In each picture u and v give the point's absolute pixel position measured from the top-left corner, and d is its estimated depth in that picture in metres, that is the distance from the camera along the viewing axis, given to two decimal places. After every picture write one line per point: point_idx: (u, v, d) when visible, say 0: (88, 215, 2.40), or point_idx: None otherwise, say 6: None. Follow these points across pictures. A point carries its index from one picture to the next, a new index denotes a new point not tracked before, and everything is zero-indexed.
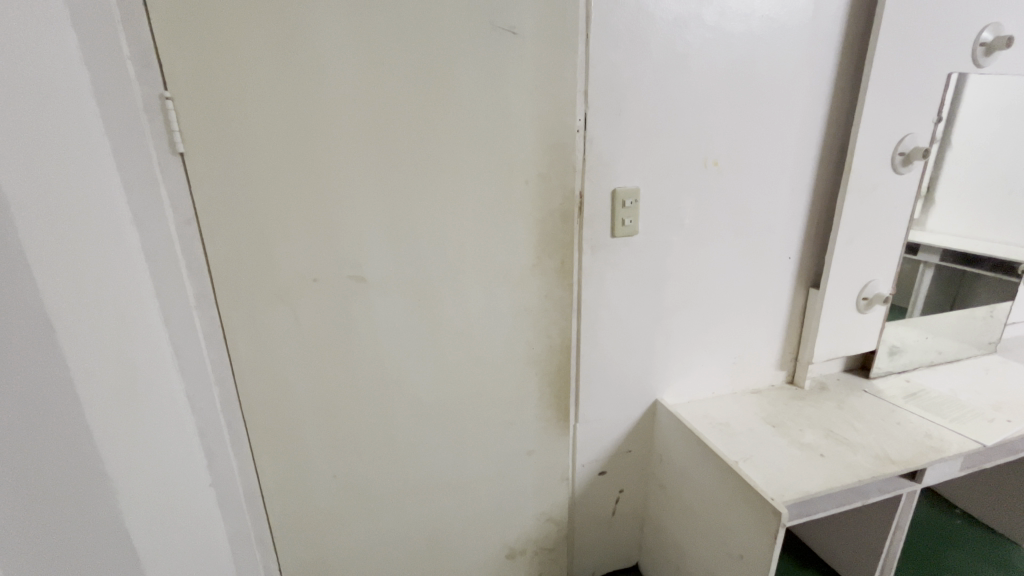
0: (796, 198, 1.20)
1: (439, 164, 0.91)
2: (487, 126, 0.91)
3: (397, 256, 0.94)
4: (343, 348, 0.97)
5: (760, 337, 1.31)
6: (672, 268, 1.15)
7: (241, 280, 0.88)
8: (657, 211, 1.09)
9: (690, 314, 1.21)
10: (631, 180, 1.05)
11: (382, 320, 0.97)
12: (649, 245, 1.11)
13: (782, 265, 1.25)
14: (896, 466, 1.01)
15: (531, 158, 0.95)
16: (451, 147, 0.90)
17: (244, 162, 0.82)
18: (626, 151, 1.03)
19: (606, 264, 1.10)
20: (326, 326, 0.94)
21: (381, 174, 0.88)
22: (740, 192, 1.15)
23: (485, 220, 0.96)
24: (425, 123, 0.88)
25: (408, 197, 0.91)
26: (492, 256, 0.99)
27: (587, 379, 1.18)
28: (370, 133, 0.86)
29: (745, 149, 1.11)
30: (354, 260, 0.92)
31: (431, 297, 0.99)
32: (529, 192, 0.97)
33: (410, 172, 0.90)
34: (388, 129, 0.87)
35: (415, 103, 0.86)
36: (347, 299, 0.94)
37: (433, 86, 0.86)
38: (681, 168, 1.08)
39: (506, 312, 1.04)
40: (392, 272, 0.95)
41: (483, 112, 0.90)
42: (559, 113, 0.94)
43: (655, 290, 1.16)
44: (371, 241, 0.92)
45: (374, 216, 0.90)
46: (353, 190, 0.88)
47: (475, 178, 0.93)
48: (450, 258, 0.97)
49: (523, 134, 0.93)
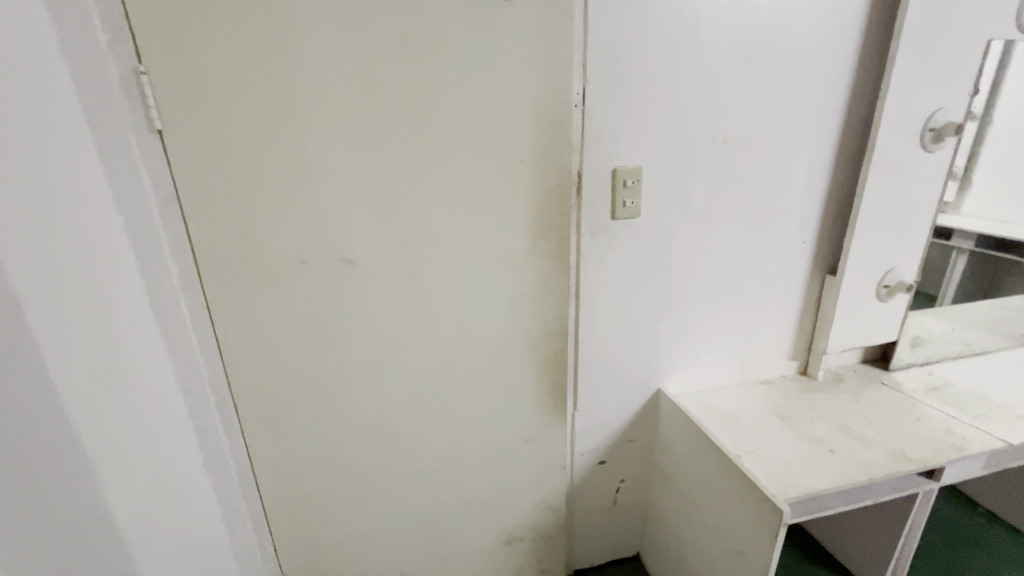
0: (813, 177, 1.12)
1: (429, 144, 0.87)
2: (479, 104, 0.87)
3: (387, 240, 0.91)
4: (331, 331, 0.95)
5: (771, 326, 1.23)
6: (676, 251, 1.09)
7: (226, 261, 0.86)
8: (661, 191, 1.03)
9: (694, 302, 1.16)
10: (634, 158, 0.99)
11: (372, 304, 0.95)
12: (653, 227, 1.05)
13: (797, 250, 1.17)
14: (912, 465, 0.95)
15: (524, 135, 0.90)
16: (442, 126, 0.86)
17: (225, 141, 0.79)
18: (628, 127, 0.97)
19: (607, 247, 1.04)
20: (314, 309, 0.92)
21: (369, 153, 0.85)
22: (753, 170, 1.07)
23: (478, 201, 0.93)
24: (415, 102, 0.84)
25: (398, 178, 0.88)
26: (484, 237, 0.95)
27: (585, 366, 1.14)
28: (356, 111, 0.82)
29: (758, 125, 1.04)
30: (342, 242, 0.89)
31: (422, 280, 0.96)
32: (524, 171, 0.93)
33: (399, 153, 0.86)
34: (376, 107, 0.83)
35: (403, 79, 0.82)
36: (335, 281, 0.92)
37: (422, 61, 0.82)
38: (688, 146, 1.02)
39: (496, 297, 1.00)
40: (380, 254, 0.92)
41: (473, 87, 0.85)
42: (555, 87, 0.89)
43: (658, 275, 1.11)
44: (360, 223, 0.89)
45: (365, 197, 0.88)
46: (341, 171, 0.85)
47: (467, 158, 0.89)
48: (442, 241, 0.94)
49: (517, 109, 0.88)
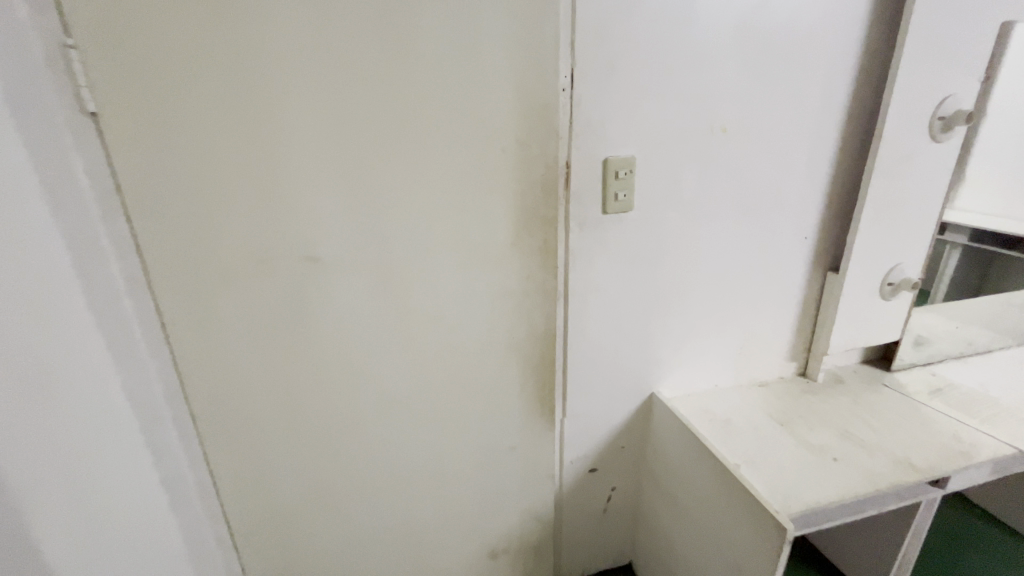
0: (816, 168, 1.05)
1: (403, 129, 0.79)
2: (457, 85, 0.79)
3: (356, 235, 0.83)
4: (296, 334, 0.87)
5: (770, 326, 1.16)
6: (671, 247, 1.02)
7: (175, 260, 0.78)
8: (656, 183, 0.95)
9: (689, 302, 1.09)
10: (627, 147, 0.91)
11: (340, 306, 0.87)
12: (646, 222, 0.97)
13: (798, 246, 1.10)
14: (920, 474, 0.90)
15: (506, 122, 0.83)
16: (417, 109, 0.79)
17: (170, 126, 0.71)
18: (619, 113, 0.88)
19: (597, 242, 0.96)
20: (277, 310, 0.85)
21: (334, 141, 0.77)
22: (752, 161, 1.00)
23: (457, 192, 0.85)
24: (387, 82, 0.76)
25: (368, 167, 0.80)
26: (464, 232, 0.88)
27: (575, 371, 1.07)
28: (321, 91, 0.74)
29: (758, 113, 0.97)
30: (306, 237, 0.81)
31: (395, 279, 0.88)
32: (509, 159, 0.85)
33: (369, 139, 0.79)
34: (343, 88, 0.75)
35: (373, 56, 0.75)
36: (300, 280, 0.84)
37: (395, 37, 0.75)
38: (684, 134, 0.93)
39: (477, 298, 0.93)
40: (350, 250, 0.84)
41: (451, 66, 0.78)
42: (539, 69, 0.81)
43: (652, 273, 1.03)
44: (327, 216, 0.81)
45: (333, 189, 0.80)
46: (304, 159, 0.77)
47: (444, 146, 0.82)
48: (417, 236, 0.86)
49: (497, 92, 0.81)
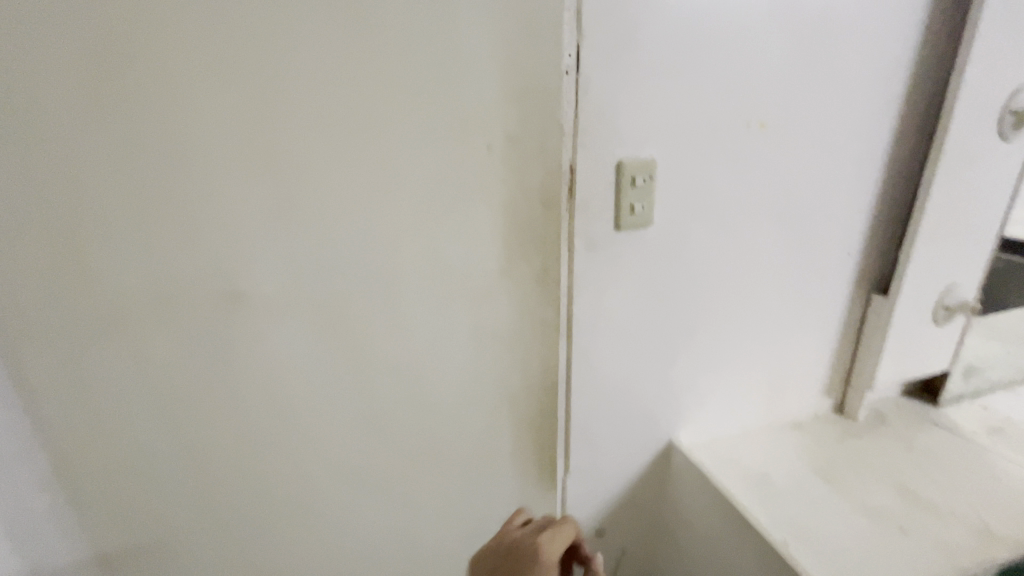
0: (866, 173, 0.88)
1: (360, 122, 0.58)
2: (434, 62, 0.58)
3: (298, 266, 0.61)
4: (218, 404, 0.63)
5: (804, 358, 0.99)
6: (694, 270, 0.84)
7: (29, 304, 0.53)
8: (680, 192, 0.76)
9: (712, 333, 0.91)
10: (647, 147, 0.72)
11: (280, 359, 0.64)
12: (666, 240, 0.79)
13: (840, 264, 0.93)
14: (1010, 550, 0.73)
15: (495, 112, 0.62)
16: (379, 93, 0.58)
17: (13, 108, 0.48)
18: (636, 104, 0.69)
19: (606, 267, 0.77)
20: (185, 373, 0.60)
21: (266, 134, 0.55)
22: (794, 164, 0.82)
23: (436, 206, 0.64)
24: (335, 56, 0.55)
25: (311, 173, 0.58)
26: (440, 257, 0.68)
27: (578, 421, 0.87)
28: (240, 66, 0.53)
29: (803, 104, 0.79)
30: (225, 271, 0.58)
31: (356, 321, 0.66)
32: (501, 161, 0.65)
33: (311, 135, 0.57)
34: (273, 62, 0.53)
35: (314, 18, 0.53)
36: (218, 330, 0.60)
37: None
38: (715, 132, 0.75)
39: (459, 343, 0.71)
40: (291, 286, 0.61)
41: (426, 36, 0.57)
42: (538, 42, 0.61)
43: (671, 301, 0.85)
44: (254, 242, 0.58)
45: (262, 203, 0.57)
46: (218, 161, 0.55)
47: (417, 144, 0.61)
48: (382, 265, 0.64)
49: (484, 72, 0.60)
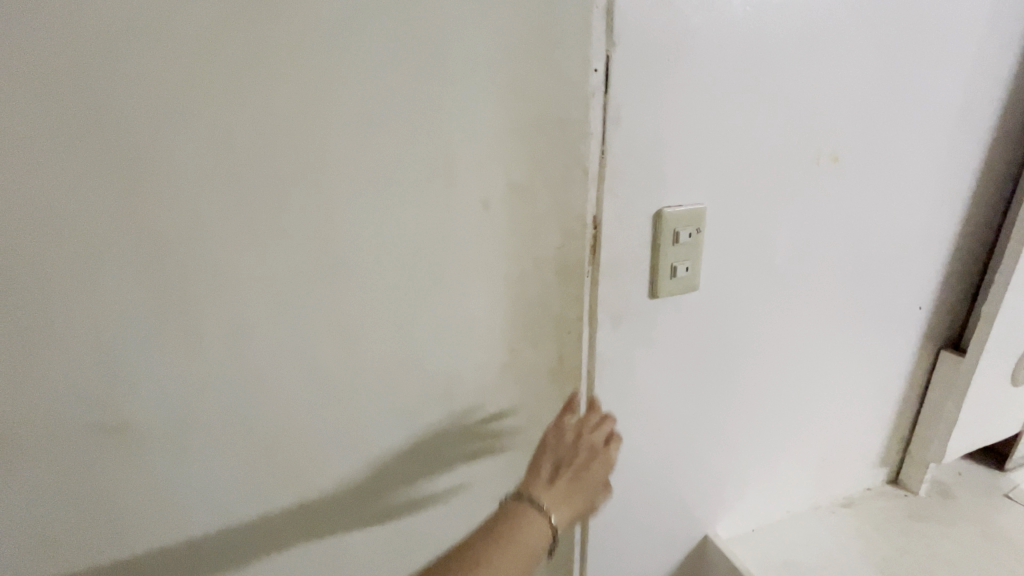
0: (947, 212, 0.72)
1: (280, 184, 0.42)
2: (382, 103, 0.43)
3: (200, 375, 0.45)
4: (105, 553, 0.48)
5: (860, 428, 0.83)
6: (743, 337, 0.67)
7: None
8: (731, 246, 0.59)
9: (761, 408, 0.74)
10: (694, 191, 0.54)
11: (200, 500, 0.49)
12: (712, 306, 0.62)
13: (909, 320, 0.77)
14: None
15: (490, 165, 0.47)
16: (305, 146, 0.42)
17: None
18: (682, 136, 0.52)
19: (637, 342, 0.59)
20: (54, 522, 0.45)
21: (167, 227, 0.41)
22: (867, 204, 0.66)
23: (394, 286, 0.48)
24: (240, 96, 0.40)
25: (212, 254, 0.42)
26: (418, 352, 0.51)
27: (599, 527, 0.69)
28: (99, 114, 0.37)
29: (883, 131, 0.62)
30: (98, 397, 0.43)
31: (307, 438, 0.51)
32: (494, 219, 0.49)
33: (210, 204, 0.41)
34: (147, 107, 0.38)
35: (206, 47, 0.38)
36: (96, 460, 0.45)
37: (252, 11, 0.38)
38: (778, 168, 0.58)
39: (442, 444, 0.56)
40: (192, 399, 0.46)
41: (371, 67, 0.42)
42: (551, 63, 0.46)
43: (714, 377, 0.67)
44: (137, 346, 0.43)
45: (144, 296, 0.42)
46: (75, 243, 0.39)
47: (362, 211, 0.45)
48: (324, 363, 0.48)
49: (473, 119, 0.46)
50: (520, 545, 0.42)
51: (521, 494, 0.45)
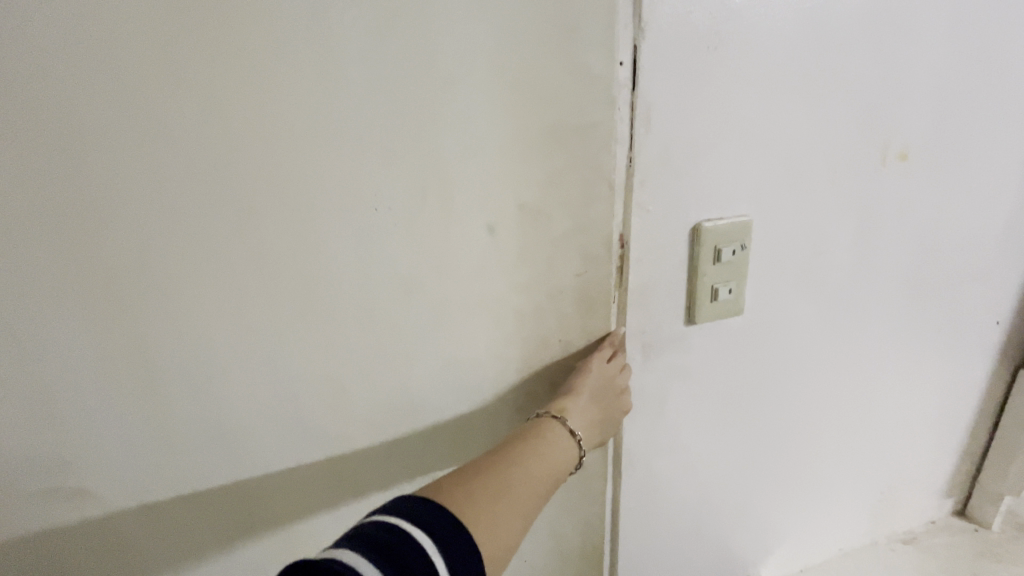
0: None
1: (246, 223, 0.38)
2: (367, 139, 0.38)
3: (172, 425, 0.43)
4: None
5: (925, 458, 0.74)
6: (793, 363, 0.59)
7: None
8: (780, 263, 0.51)
9: (813, 439, 0.66)
10: (739, 204, 0.47)
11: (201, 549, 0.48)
12: (757, 330, 0.54)
13: (983, 338, 0.68)
14: None
15: (497, 189, 0.41)
16: (270, 180, 0.38)
17: None
18: (723, 139, 0.44)
19: (672, 374, 0.52)
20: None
21: (142, 300, 0.39)
22: (938, 209, 0.57)
23: (394, 322, 0.44)
24: (192, 128, 0.35)
25: (180, 306, 0.39)
26: (422, 398, 0.47)
27: (629, 573, 0.62)
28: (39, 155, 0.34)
29: (959, 125, 0.53)
30: (86, 467, 0.43)
31: (306, 487, 0.48)
32: (506, 248, 0.43)
33: (170, 247, 0.38)
34: (91, 148, 0.35)
35: (148, 75, 0.34)
36: (90, 524, 0.45)
37: (197, 32, 0.34)
38: (835, 174, 0.50)
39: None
40: (177, 456, 0.44)
41: (346, 84, 0.36)
42: (571, 67, 0.39)
43: (759, 409, 0.60)
44: (103, 396, 0.41)
45: (105, 346, 0.39)
46: (44, 302, 0.38)
47: (340, 246, 0.40)
48: (317, 424, 0.46)
49: (478, 144, 0.40)
50: (549, 459, 0.40)
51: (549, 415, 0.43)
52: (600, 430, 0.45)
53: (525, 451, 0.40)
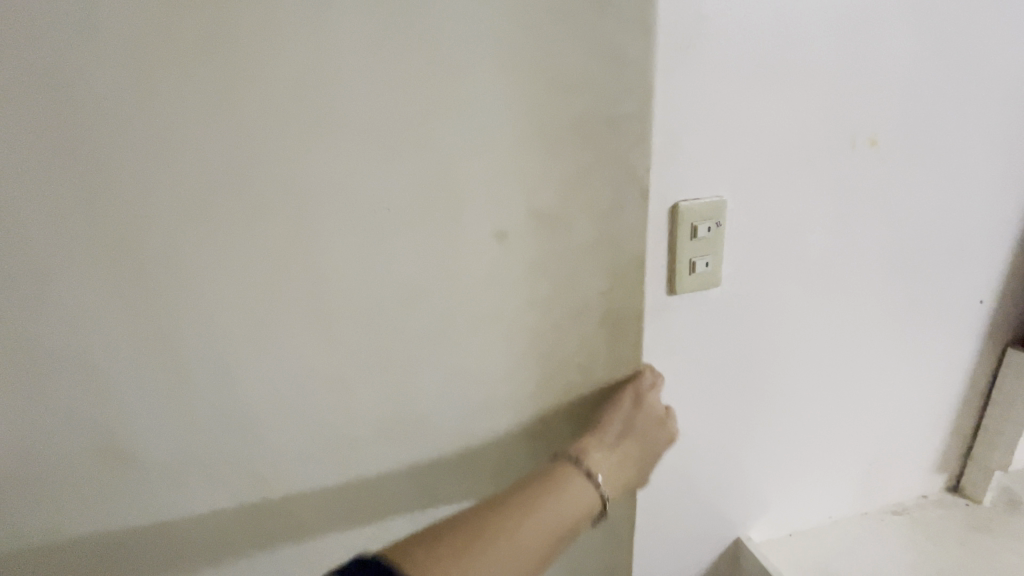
0: (1008, 198, 0.65)
1: (263, 225, 0.42)
2: (384, 159, 0.43)
3: (185, 409, 0.46)
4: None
5: (913, 433, 0.77)
6: (775, 336, 0.63)
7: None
8: (757, 242, 0.56)
9: (797, 411, 0.70)
10: (714, 186, 0.52)
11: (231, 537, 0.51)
12: (737, 303, 0.59)
13: (966, 317, 0.71)
14: None
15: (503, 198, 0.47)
16: (297, 193, 0.42)
17: None
18: (698, 129, 0.50)
19: (657, 342, 0.58)
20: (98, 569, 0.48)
21: (183, 307, 0.42)
22: (912, 193, 0.61)
23: (397, 308, 0.48)
24: (229, 147, 0.39)
25: (215, 309, 0.43)
26: (436, 391, 0.51)
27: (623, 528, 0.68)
28: (63, 165, 0.37)
29: (927, 114, 0.58)
30: (125, 463, 0.46)
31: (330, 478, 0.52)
32: (509, 250, 0.48)
33: (194, 247, 0.41)
34: (122, 158, 0.38)
35: (182, 94, 0.38)
36: (127, 521, 0.48)
37: (232, 62, 0.38)
38: (806, 160, 0.55)
39: (457, 461, 0.55)
40: (212, 450, 0.47)
41: (367, 106, 0.41)
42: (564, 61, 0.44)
43: (743, 379, 0.65)
44: (129, 393, 0.44)
45: (128, 338, 0.43)
46: (91, 308, 0.41)
47: (341, 242, 0.44)
48: (339, 418, 0.49)
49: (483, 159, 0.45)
50: (587, 486, 0.48)
51: (590, 447, 0.50)
52: (634, 460, 0.52)
53: (565, 470, 0.48)
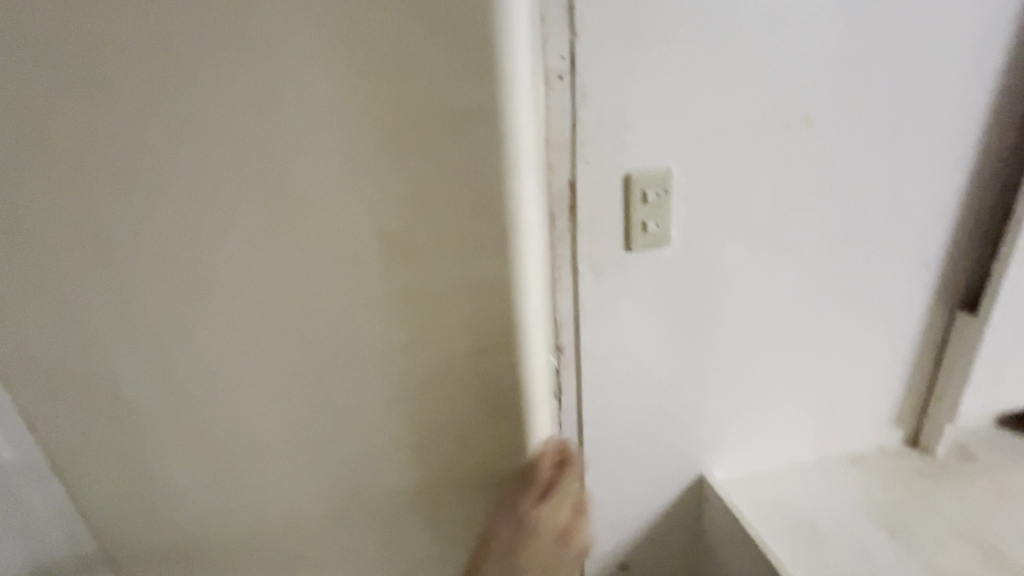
0: (948, 172, 0.72)
1: (250, 225, 0.66)
2: (329, 184, 0.65)
3: (187, 358, 0.71)
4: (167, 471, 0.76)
5: (868, 388, 0.85)
6: (726, 292, 0.73)
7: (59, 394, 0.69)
8: (702, 206, 0.66)
9: (752, 362, 0.79)
10: (661, 158, 0.63)
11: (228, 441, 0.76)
12: (688, 260, 0.69)
13: (913, 281, 0.78)
14: None
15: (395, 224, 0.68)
16: (272, 206, 0.65)
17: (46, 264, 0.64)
18: (645, 110, 0.60)
19: (617, 292, 0.69)
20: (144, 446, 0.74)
21: (203, 275, 0.67)
22: (850, 166, 0.69)
23: (345, 316, 0.72)
24: (239, 171, 0.63)
25: (220, 274, 0.67)
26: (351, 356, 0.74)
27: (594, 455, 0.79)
28: (149, 168, 0.62)
29: (859, 95, 0.66)
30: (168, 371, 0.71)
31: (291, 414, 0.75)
32: (387, 261, 0.70)
33: (206, 228, 0.65)
34: (177, 172, 0.62)
35: (212, 135, 0.61)
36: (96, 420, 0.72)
37: (240, 117, 0.61)
38: (744, 136, 0.64)
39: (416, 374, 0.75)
40: (215, 372, 0.72)
41: (325, 151, 0.63)
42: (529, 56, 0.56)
43: (699, 329, 0.74)
44: (176, 322, 0.68)
45: (119, 289, 0.67)
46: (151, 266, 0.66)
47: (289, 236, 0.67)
48: (300, 365, 0.73)
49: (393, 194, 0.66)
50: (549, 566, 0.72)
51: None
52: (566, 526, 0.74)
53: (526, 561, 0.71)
